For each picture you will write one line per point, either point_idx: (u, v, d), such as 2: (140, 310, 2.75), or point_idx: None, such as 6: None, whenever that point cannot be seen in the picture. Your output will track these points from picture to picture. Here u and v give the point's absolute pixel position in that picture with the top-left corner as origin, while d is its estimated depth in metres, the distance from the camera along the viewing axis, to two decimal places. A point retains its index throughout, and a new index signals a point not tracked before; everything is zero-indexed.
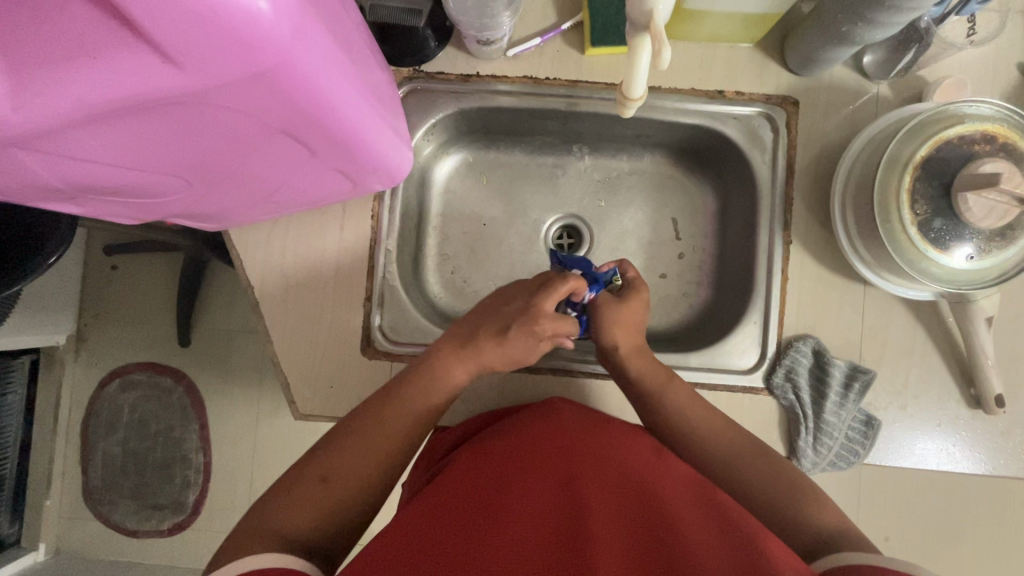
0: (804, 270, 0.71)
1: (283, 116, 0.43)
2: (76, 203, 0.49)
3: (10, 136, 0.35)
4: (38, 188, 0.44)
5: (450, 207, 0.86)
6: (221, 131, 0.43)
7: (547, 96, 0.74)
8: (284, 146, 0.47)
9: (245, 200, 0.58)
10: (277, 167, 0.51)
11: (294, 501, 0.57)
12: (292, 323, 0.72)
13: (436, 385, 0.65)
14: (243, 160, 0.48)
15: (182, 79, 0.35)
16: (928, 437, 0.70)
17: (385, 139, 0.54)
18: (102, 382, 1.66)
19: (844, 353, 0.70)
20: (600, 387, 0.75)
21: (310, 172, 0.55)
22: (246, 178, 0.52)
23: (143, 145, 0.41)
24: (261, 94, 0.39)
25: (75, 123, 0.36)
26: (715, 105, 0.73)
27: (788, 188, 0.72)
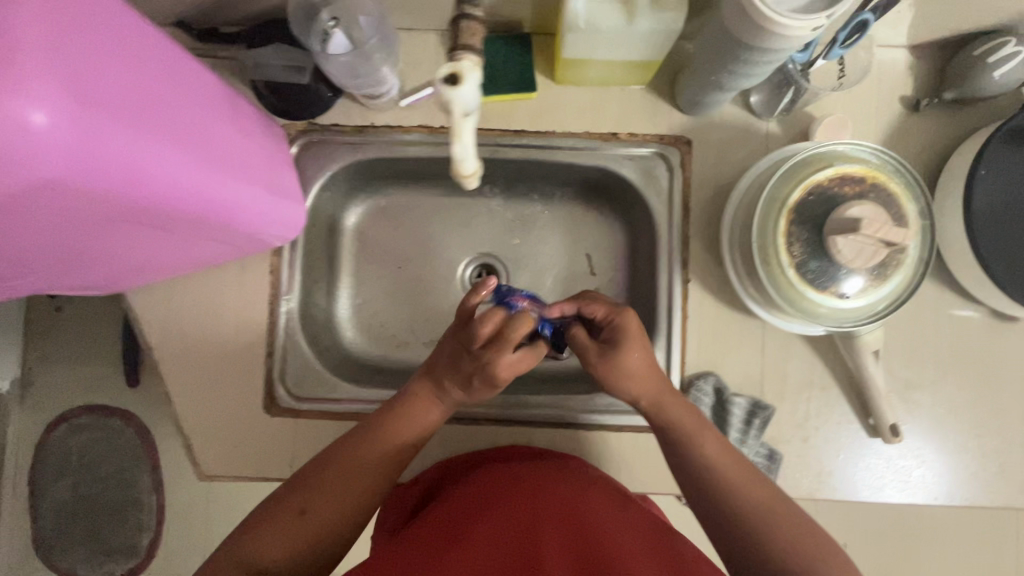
0: (703, 308, 0.72)
1: (114, 207, 0.44)
2: None
3: None
4: None
5: (364, 252, 0.85)
6: (56, 227, 0.44)
7: (444, 144, 0.74)
8: (129, 229, 0.49)
9: (118, 271, 0.59)
10: (136, 241, 0.53)
11: (270, 533, 0.55)
12: (192, 383, 0.71)
13: (406, 419, 0.62)
14: (97, 243, 0.50)
15: None
16: (829, 467, 0.71)
17: (247, 197, 0.56)
18: (48, 426, 1.62)
19: (747, 389, 0.71)
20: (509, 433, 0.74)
21: (177, 238, 0.56)
22: (107, 257, 0.54)
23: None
24: (78, 194, 0.41)
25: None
26: (609, 147, 0.74)
27: (684, 227, 0.73)
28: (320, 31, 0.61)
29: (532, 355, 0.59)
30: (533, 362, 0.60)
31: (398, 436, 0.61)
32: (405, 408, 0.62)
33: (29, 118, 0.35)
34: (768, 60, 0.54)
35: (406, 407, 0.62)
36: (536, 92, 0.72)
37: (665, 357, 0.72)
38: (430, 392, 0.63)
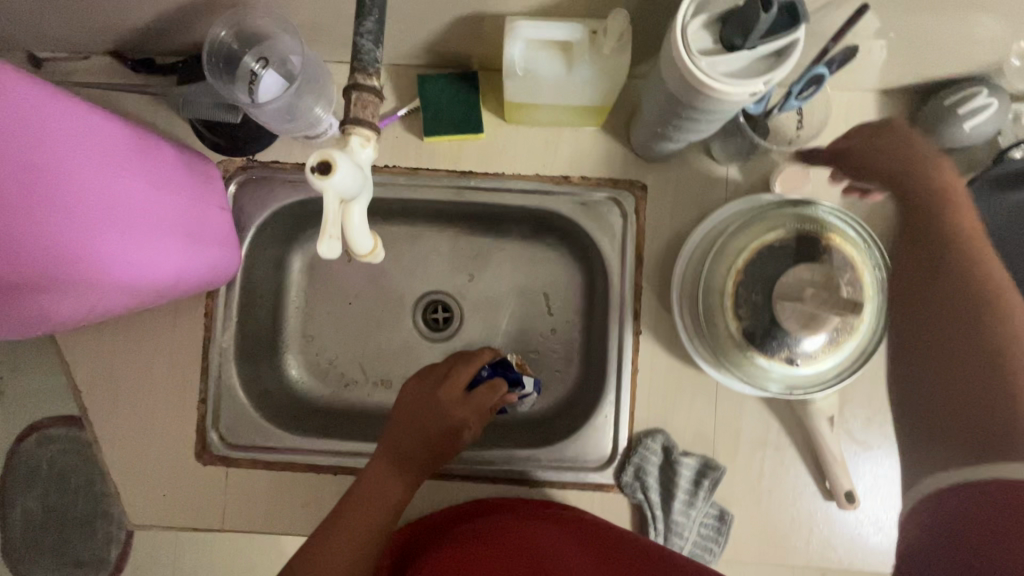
0: (654, 361, 0.69)
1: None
2: None
3: None
4: None
5: (313, 287, 0.83)
6: None
7: (387, 183, 0.70)
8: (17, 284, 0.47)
9: (18, 334, 0.55)
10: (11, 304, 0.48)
11: None
12: (122, 428, 0.68)
13: (371, 492, 0.59)
14: None
15: None
16: (783, 533, 0.68)
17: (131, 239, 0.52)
18: (20, 436, 1.61)
19: (698, 447, 0.68)
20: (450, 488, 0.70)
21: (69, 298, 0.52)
22: (19, 326, 0.51)
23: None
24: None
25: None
26: (562, 190, 0.70)
27: (638, 276, 0.69)
28: (247, 75, 0.58)
29: (490, 393, 0.64)
30: (489, 398, 0.64)
31: (371, 510, 0.58)
32: (370, 483, 0.59)
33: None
34: (713, 116, 0.51)
35: (371, 480, 0.59)
36: (484, 132, 0.69)
37: (612, 411, 0.69)
38: (388, 465, 0.60)
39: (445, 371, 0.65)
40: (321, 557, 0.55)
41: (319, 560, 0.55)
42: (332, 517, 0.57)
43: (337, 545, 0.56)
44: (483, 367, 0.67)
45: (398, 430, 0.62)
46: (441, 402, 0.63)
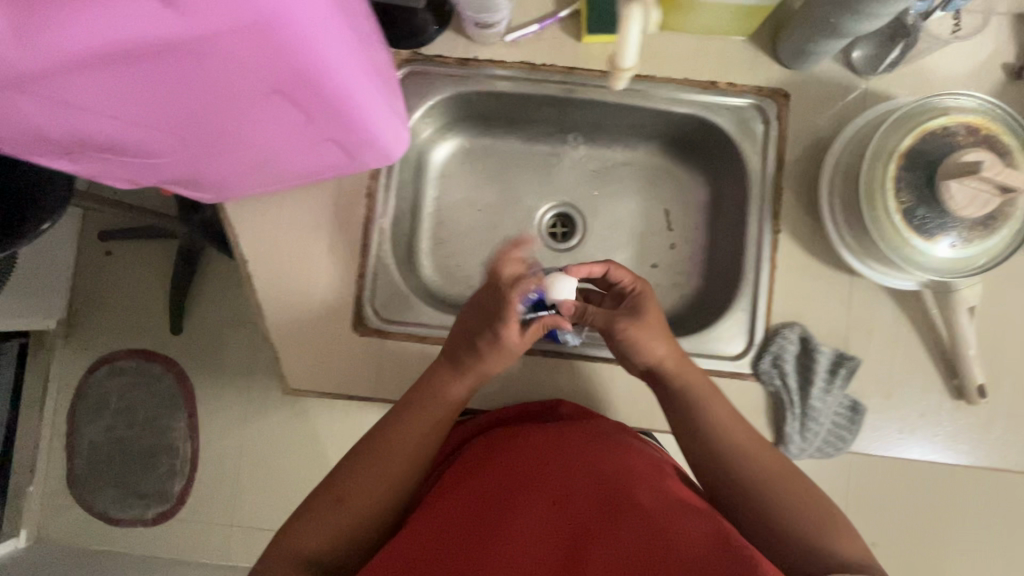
0: (792, 260, 0.73)
1: (273, 84, 0.42)
2: (72, 159, 0.48)
3: (8, 76, 0.34)
4: (32, 137, 0.42)
5: (446, 193, 0.87)
6: (230, 98, 0.43)
7: (544, 81, 0.75)
8: (279, 109, 0.47)
9: (235, 167, 0.57)
10: (278, 136, 0.52)
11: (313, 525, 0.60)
12: (284, 298, 0.72)
13: (424, 395, 0.66)
14: (252, 130, 0.49)
15: (183, 29, 0.35)
16: (911, 427, 0.71)
17: (383, 119, 0.57)
18: (91, 367, 1.65)
19: (830, 342, 0.71)
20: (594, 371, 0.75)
21: (307, 144, 0.56)
22: (256, 153, 0.55)
23: (133, 108, 0.41)
24: (257, 58, 0.39)
25: (60, 69, 0.35)
26: (709, 96, 0.75)
27: (778, 179, 0.73)
28: None
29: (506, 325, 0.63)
30: (514, 331, 0.63)
31: (422, 417, 0.66)
32: (428, 384, 0.67)
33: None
34: None
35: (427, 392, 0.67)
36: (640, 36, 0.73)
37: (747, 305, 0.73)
38: (445, 367, 0.67)
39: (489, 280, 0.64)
40: (384, 451, 0.65)
41: (378, 451, 0.65)
42: (394, 416, 0.66)
43: (395, 438, 0.65)
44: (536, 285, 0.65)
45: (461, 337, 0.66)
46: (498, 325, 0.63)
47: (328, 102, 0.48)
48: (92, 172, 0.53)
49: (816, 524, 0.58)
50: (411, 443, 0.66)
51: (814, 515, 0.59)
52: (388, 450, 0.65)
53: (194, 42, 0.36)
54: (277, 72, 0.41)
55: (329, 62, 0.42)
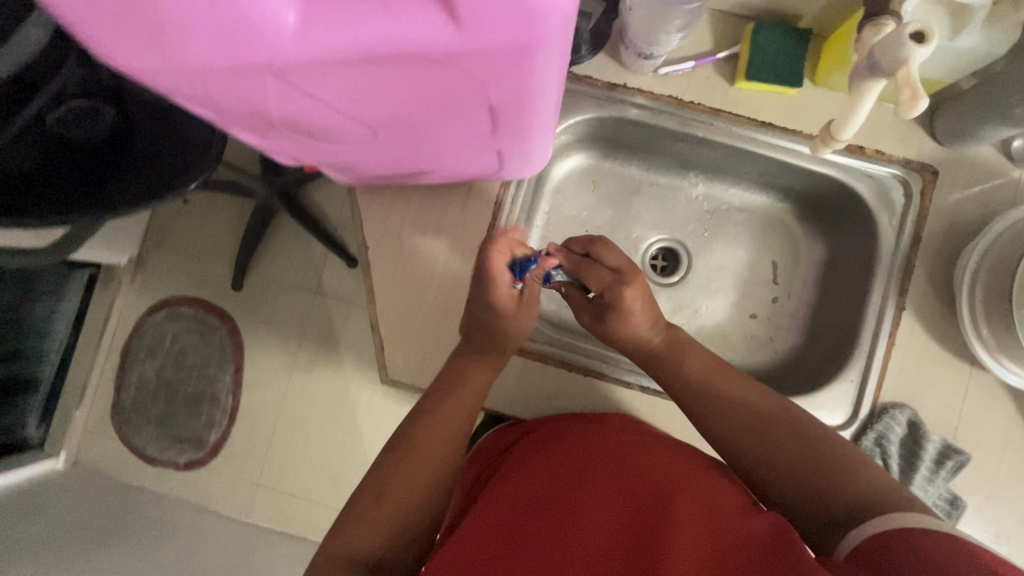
0: (912, 339, 0.71)
1: (489, 96, 0.43)
2: (266, 134, 0.49)
3: (274, 61, 0.35)
4: (251, 115, 0.44)
5: (558, 208, 0.86)
6: (443, 101, 0.43)
7: (688, 118, 0.75)
8: (476, 117, 0.47)
9: (399, 159, 0.58)
10: (457, 137, 0.52)
11: (359, 521, 0.57)
12: (397, 289, 0.73)
13: (451, 380, 0.67)
14: (441, 128, 0.49)
15: (446, 46, 0.35)
16: (1010, 531, 0.68)
17: (550, 134, 0.57)
18: (151, 308, 1.69)
19: (939, 430, 0.70)
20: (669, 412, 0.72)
21: (475, 148, 0.56)
22: (425, 149, 0.55)
23: (357, 97, 0.41)
24: (496, 73, 0.39)
25: (324, 60, 0.36)
26: (854, 160, 0.73)
27: (911, 255, 0.72)
28: None
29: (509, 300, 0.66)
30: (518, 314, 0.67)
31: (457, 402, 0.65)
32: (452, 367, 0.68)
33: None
34: None
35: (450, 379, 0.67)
36: (797, 88, 0.72)
37: (858, 378, 0.71)
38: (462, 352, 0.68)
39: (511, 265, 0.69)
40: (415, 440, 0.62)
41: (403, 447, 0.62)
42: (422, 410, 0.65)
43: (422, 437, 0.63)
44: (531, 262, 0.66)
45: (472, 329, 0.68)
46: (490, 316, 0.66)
47: (518, 117, 0.48)
48: (268, 146, 0.54)
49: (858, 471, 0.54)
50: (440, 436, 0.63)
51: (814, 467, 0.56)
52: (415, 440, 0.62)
53: (450, 53, 0.36)
54: (503, 86, 0.41)
55: (549, 84, 0.42)
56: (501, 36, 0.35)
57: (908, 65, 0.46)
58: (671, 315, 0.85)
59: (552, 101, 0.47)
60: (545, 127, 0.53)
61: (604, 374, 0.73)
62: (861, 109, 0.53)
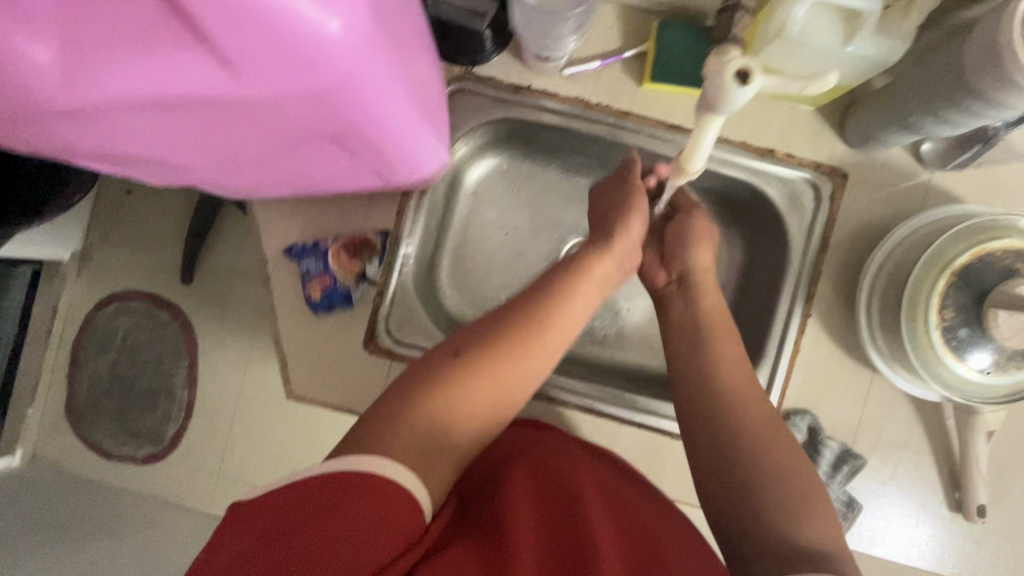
0: (817, 346, 0.71)
1: (314, 126, 0.43)
2: (124, 166, 0.51)
3: (74, 104, 0.38)
4: (92, 150, 0.46)
5: (477, 210, 0.84)
6: (274, 134, 0.44)
7: (595, 121, 0.72)
8: (324, 146, 0.48)
9: (280, 184, 0.58)
10: (321, 164, 0.52)
11: (394, 439, 0.48)
12: (299, 302, 0.71)
13: (417, 377, 0.52)
14: (295, 157, 0.50)
15: (231, 84, 0.36)
16: (903, 529, 0.70)
17: (428, 153, 0.56)
18: (98, 302, 1.55)
19: (840, 435, 0.70)
20: (577, 421, 0.73)
21: (351, 172, 0.55)
22: (299, 175, 0.55)
23: (185, 130, 0.43)
24: (309, 107, 0.40)
25: (119, 100, 0.37)
26: (764, 163, 0.71)
27: (819, 261, 0.71)
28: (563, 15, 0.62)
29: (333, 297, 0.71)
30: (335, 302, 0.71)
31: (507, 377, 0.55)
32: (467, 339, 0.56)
33: (329, 24, 0.34)
34: (991, 111, 0.52)
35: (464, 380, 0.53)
36: None
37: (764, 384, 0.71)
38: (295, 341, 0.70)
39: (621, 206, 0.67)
40: (430, 402, 0.51)
41: (411, 419, 0.50)
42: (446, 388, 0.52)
43: (455, 420, 0.51)
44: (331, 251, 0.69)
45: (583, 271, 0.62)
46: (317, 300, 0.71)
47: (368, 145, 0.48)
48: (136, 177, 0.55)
49: (788, 498, 0.52)
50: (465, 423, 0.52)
51: (785, 484, 0.53)
52: (433, 418, 0.51)
53: (238, 89, 0.37)
54: (324, 120, 0.42)
55: (377, 113, 0.43)
56: (288, 67, 0.36)
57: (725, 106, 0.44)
58: (593, 318, 0.84)
59: (401, 127, 0.48)
60: (415, 149, 0.53)
61: None
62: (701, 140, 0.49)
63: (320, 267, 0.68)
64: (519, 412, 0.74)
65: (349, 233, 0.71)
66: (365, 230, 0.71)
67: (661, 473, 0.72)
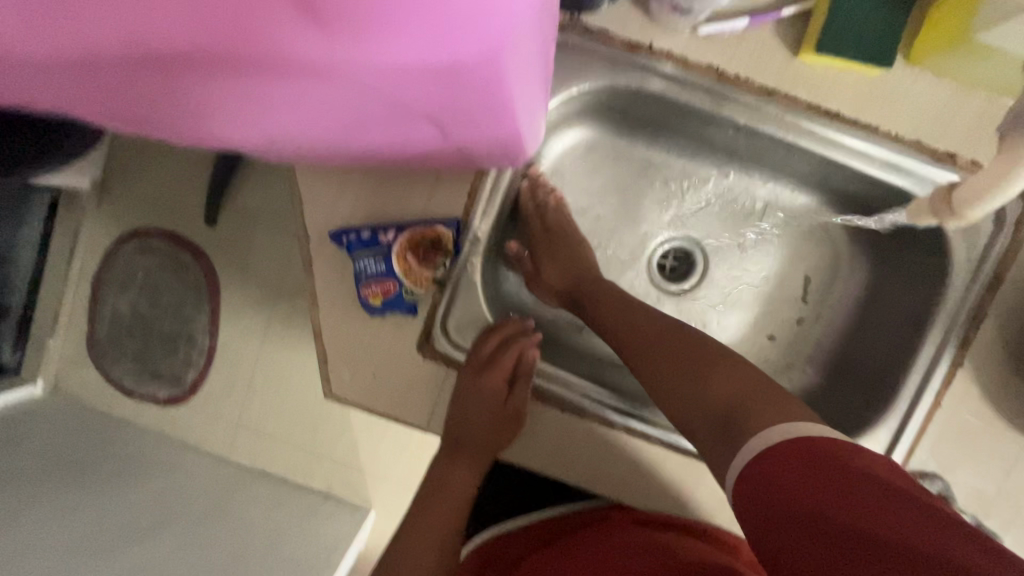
0: (963, 401, 0.58)
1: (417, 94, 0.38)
2: (181, 138, 0.45)
3: (148, 64, 0.33)
4: (155, 121, 0.41)
5: (556, 190, 0.70)
6: (368, 106, 0.39)
7: (727, 97, 0.57)
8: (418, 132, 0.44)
9: (356, 163, 0.52)
10: (409, 145, 0.46)
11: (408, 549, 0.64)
12: (346, 290, 0.59)
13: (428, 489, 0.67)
14: (385, 136, 0.44)
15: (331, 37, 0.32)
16: None
17: (535, 127, 0.49)
18: (119, 237, 1.29)
19: (974, 508, 0.59)
20: (659, 466, 0.60)
21: (444, 152, 0.49)
22: (380, 154, 0.48)
23: (273, 104, 0.38)
24: (428, 89, 0.37)
25: (205, 62, 0.33)
26: (939, 171, 0.56)
27: (985, 299, 0.57)
28: None
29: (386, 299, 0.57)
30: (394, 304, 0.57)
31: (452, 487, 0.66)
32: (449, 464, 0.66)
33: None
34: None
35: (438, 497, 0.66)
36: (881, 69, 0.53)
37: (887, 439, 0.59)
38: (344, 346, 0.61)
39: (471, 361, 0.61)
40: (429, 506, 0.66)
41: (417, 529, 0.65)
42: (423, 504, 0.66)
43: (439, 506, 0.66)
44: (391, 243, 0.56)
45: (474, 392, 0.61)
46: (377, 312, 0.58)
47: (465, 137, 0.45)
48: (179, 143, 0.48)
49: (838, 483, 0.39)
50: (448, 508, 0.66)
51: (716, 410, 0.48)
52: (430, 512, 0.66)
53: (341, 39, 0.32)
54: (429, 81, 0.36)
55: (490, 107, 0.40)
56: (425, 31, 0.33)
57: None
58: None
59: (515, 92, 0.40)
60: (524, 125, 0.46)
61: (586, 411, 0.61)
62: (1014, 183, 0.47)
63: (380, 268, 0.56)
64: (572, 452, 0.61)
65: (414, 226, 0.56)
66: (435, 224, 0.57)
67: (746, 526, 0.61)
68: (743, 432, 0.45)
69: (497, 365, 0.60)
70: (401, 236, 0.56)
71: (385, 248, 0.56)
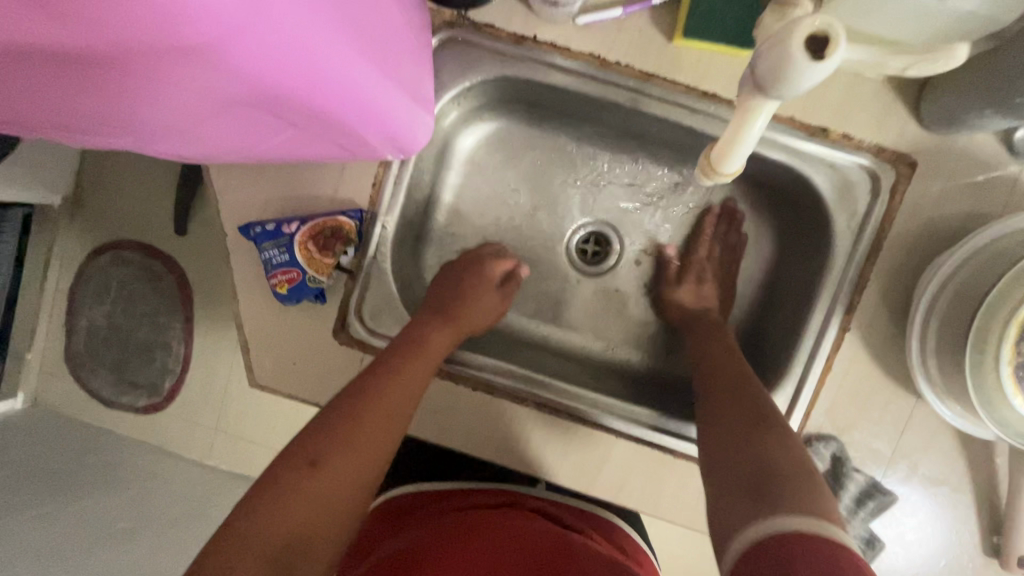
0: (853, 364, 0.61)
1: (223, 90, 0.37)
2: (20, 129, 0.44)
3: None
4: None
5: (474, 181, 0.73)
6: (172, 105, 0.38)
7: (610, 84, 0.60)
8: (248, 117, 0.42)
9: (217, 156, 0.50)
10: (251, 135, 0.45)
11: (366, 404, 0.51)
12: (263, 282, 0.62)
13: (391, 356, 0.56)
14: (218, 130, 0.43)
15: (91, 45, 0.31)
16: (929, 569, 0.63)
17: (395, 116, 0.49)
18: (93, 250, 1.24)
19: (870, 467, 0.61)
20: (564, 432, 0.63)
21: (301, 142, 0.49)
22: (231, 147, 0.47)
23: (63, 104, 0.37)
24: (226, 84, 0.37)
25: None
26: (814, 145, 0.59)
27: (867, 265, 0.59)
28: None
29: (290, 286, 0.60)
30: (296, 289, 0.60)
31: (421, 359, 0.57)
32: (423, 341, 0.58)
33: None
34: None
35: (403, 361, 0.56)
36: (750, 50, 0.56)
37: (785, 404, 0.62)
38: (263, 334, 0.63)
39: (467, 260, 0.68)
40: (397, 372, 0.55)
41: (367, 403, 0.51)
42: (381, 370, 0.55)
43: (408, 379, 0.55)
44: (293, 230, 0.59)
45: (476, 277, 0.66)
46: (289, 300, 0.61)
47: (304, 118, 0.43)
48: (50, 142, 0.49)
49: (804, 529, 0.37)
50: (407, 394, 0.54)
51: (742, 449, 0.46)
52: (380, 394, 0.52)
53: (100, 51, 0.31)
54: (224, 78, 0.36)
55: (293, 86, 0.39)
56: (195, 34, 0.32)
57: (792, 82, 0.36)
58: (594, 309, 0.75)
59: (334, 84, 0.41)
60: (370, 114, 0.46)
61: (495, 386, 0.64)
62: (747, 133, 0.44)
63: (284, 258, 0.59)
64: (485, 428, 0.63)
65: (319, 217, 0.60)
66: (338, 215, 0.60)
67: (656, 492, 0.63)
68: (760, 494, 0.41)
69: (492, 260, 0.68)
70: (305, 225, 0.59)
71: (291, 240, 0.59)
